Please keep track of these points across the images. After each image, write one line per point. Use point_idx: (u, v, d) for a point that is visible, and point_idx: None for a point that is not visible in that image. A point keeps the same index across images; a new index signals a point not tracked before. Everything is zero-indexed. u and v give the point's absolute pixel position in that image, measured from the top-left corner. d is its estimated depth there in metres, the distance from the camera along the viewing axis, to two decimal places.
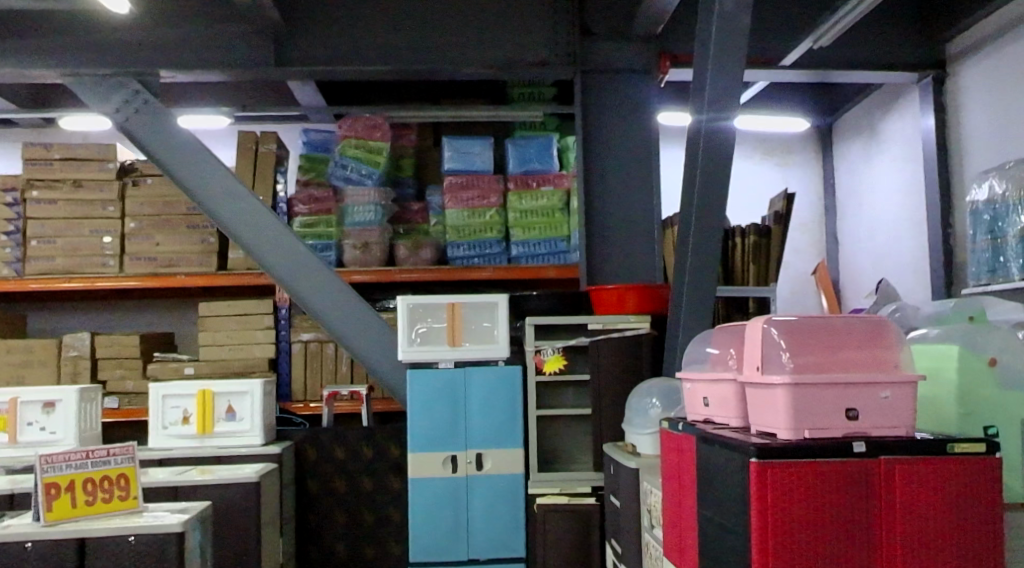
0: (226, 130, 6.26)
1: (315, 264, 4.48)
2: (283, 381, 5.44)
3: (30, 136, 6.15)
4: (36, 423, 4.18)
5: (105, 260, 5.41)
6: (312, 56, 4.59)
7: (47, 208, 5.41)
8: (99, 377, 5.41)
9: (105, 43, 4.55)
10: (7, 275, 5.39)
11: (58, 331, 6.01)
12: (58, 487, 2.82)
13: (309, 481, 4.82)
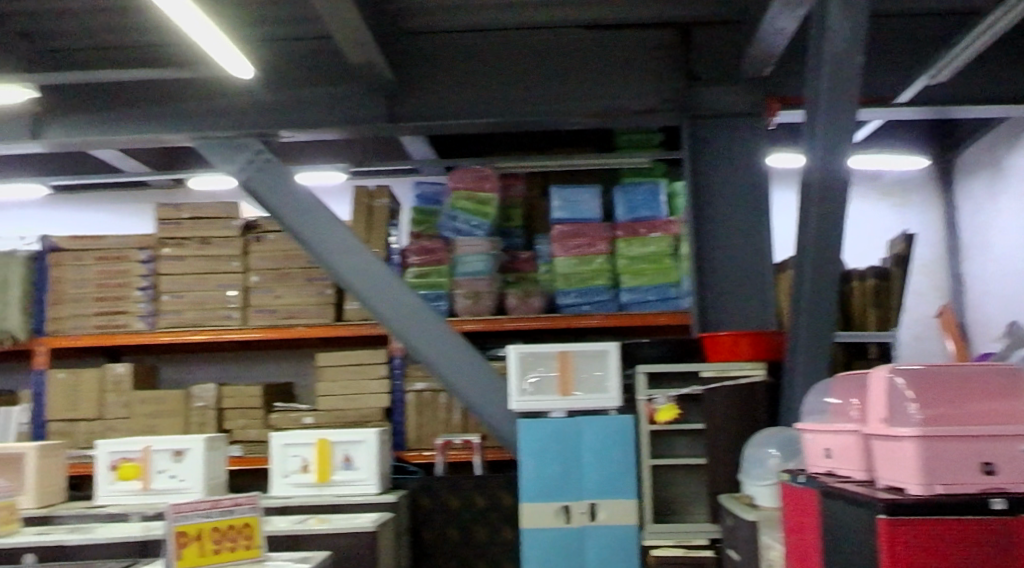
0: (342, 186, 6.46)
1: (426, 314, 4.56)
2: (397, 430, 5.52)
3: (161, 196, 6.46)
4: (166, 471, 4.33)
5: (229, 313, 5.61)
6: (423, 111, 4.69)
7: (176, 264, 5.65)
8: (225, 426, 5.59)
9: (228, 106, 4.73)
10: (139, 329, 5.63)
11: (186, 382, 6.25)
12: (187, 536, 2.83)
13: (424, 530, 4.86)
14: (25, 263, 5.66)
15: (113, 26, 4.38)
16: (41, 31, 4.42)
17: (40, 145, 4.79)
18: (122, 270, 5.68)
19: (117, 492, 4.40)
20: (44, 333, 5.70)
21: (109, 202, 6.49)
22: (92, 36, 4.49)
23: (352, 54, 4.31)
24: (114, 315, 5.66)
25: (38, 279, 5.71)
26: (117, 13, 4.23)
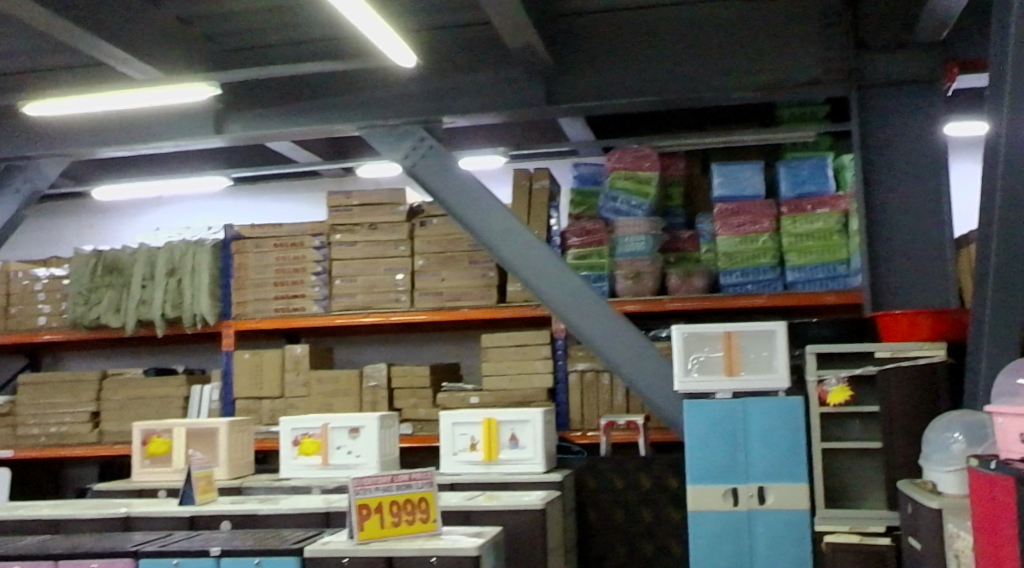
0: (502, 170, 6.55)
1: (587, 295, 4.57)
2: (560, 410, 5.57)
3: (331, 185, 6.73)
4: (344, 447, 4.55)
5: (398, 296, 5.79)
6: (582, 91, 4.70)
7: (347, 250, 5.87)
8: (395, 405, 5.78)
9: (394, 95, 4.87)
10: (316, 312, 5.89)
11: (358, 362, 6.51)
12: (368, 508, 2.93)
13: (590, 509, 4.90)
14: (212, 250, 6.03)
15: (288, 24, 4.58)
16: (221, 32, 4.66)
17: (223, 140, 5.06)
18: (299, 256, 5.93)
19: (300, 466, 4.62)
20: (230, 316, 6.04)
21: (284, 191, 6.81)
22: (266, 34, 4.69)
23: (513, 38, 4.35)
24: (292, 299, 5.93)
25: (225, 265, 6.07)
26: (289, 11, 4.41)
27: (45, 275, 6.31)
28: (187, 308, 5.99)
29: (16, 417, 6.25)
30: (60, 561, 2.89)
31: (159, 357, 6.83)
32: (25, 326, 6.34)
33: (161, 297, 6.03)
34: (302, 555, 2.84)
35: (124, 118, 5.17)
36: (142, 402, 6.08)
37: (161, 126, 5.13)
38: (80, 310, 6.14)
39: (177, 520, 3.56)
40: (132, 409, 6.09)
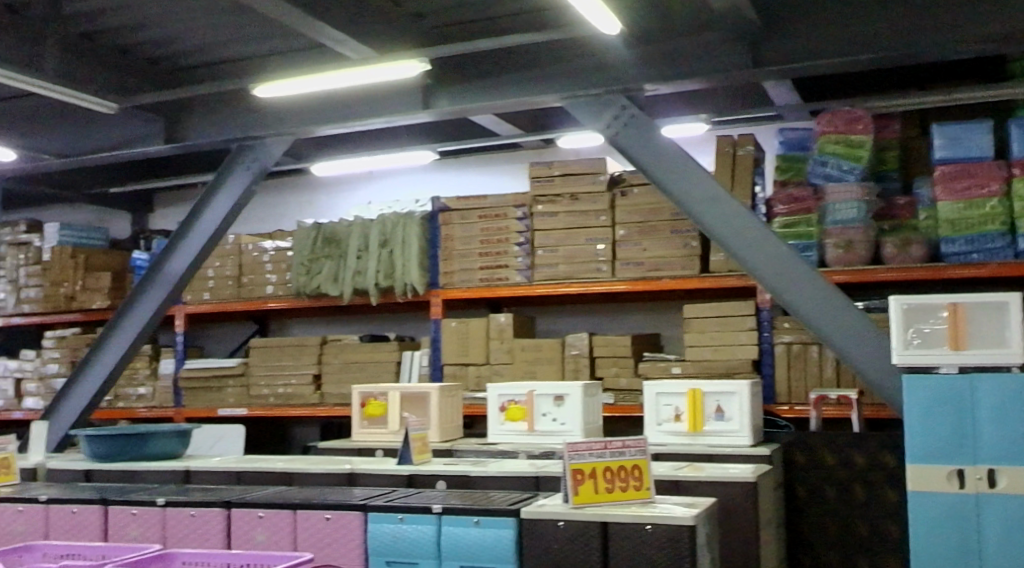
0: (705, 137, 6.44)
1: (794, 263, 4.42)
2: (766, 383, 5.43)
3: (532, 156, 6.81)
4: (549, 415, 4.62)
5: (599, 266, 5.81)
6: (792, 51, 4.43)
7: (550, 220, 5.93)
8: (598, 374, 5.81)
9: (595, 65, 4.82)
10: (519, 282, 5.99)
11: (559, 332, 6.60)
12: (583, 473, 2.95)
13: (798, 485, 4.77)
14: (421, 223, 6.24)
15: None
16: (428, 9, 4.77)
17: (431, 114, 5.20)
18: (502, 227, 6.05)
19: (507, 432, 4.73)
20: (437, 286, 6.23)
21: (487, 164, 6.95)
22: (470, 8, 4.77)
23: None
24: (496, 269, 6.06)
25: (432, 236, 6.27)
26: None
27: (272, 248, 6.72)
28: (398, 277, 6.23)
29: (248, 378, 6.71)
30: (299, 510, 3.08)
31: (373, 325, 7.16)
32: (254, 294, 6.78)
33: (375, 267, 6.29)
34: (519, 517, 2.89)
35: (340, 96, 5.41)
36: (358, 366, 6.39)
37: (374, 103, 5.33)
38: (303, 279, 6.50)
39: (397, 478, 3.72)
40: (349, 374, 6.41)
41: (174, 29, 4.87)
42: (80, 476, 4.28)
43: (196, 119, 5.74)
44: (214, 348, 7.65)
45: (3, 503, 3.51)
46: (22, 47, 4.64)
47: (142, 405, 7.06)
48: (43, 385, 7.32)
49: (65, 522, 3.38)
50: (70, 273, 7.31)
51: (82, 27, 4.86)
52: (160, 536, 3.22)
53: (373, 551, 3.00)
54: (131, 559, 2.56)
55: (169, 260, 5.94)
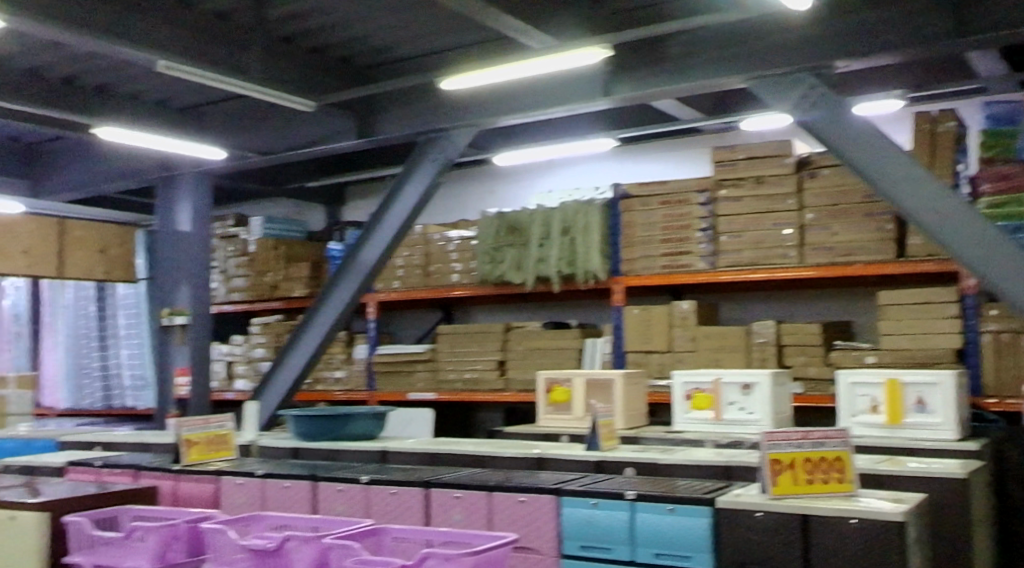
0: (900, 114, 6.14)
1: (1002, 245, 4.16)
2: (972, 373, 5.14)
3: (713, 140, 6.68)
4: (736, 403, 4.55)
5: (786, 252, 5.64)
6: (999, 17, 4.11)
7: (734, 205, 5.81)
8: (786, 363, 5.66)
9: (780, 42, 4.62)
10: (702, 268, 5.91)
11: (744, 319, 6.47)
12: (781, 464, 2.89)
13: (1011, 485, 4.51)
14: (602, 210, 6.23)
15: None
16: None
17: (611, 101, 5.18)
18: (684, 213, 5.97)
19: (693, 419, 4.67)
20: (619, 273, 6.24)
21: (667, 149, 6.88)
22: None
23: None
24: (679, 255, 5.99)
25: (613, 223, 6.26)
26: None
27: (456, 237, 6.89)
28: (580, 265, 6.25)
29: (436, 363, 6.91)
30: (494, 492, 3.14)
31: (555, 312, 7.23)
32: (441, 282, 6.96)
33: (557, 255, 6.34)
34: (715, 506, 2.85)
35: (524, 86, 5.47)
36: (542, 353, 6.46)
37: (557, 92, 5.35)
38: (488, 267, 6.64)
39: (585, 464, 3.75)
40: (533, 360, 6.49)
41: (367, 27, 5.06)
42: (288, 453, 4.55)
43: (385, 113, 5.94)
44: (403, 334, 7.92)
45: (224, 476, 3.77)
46: (231, 52, 4.94)
47: (339, 387, 7.40)
48: (251, 368, 7.80)
49: (278, 496, 3.60)
50: (272, 263, 7.74)
51: (283, 29, 5.12)
52: (364, 510, 3.38)
53: (567, 536, 3.04)
54: (347, 531, 2.73)
55: (363, 250, 6.20)
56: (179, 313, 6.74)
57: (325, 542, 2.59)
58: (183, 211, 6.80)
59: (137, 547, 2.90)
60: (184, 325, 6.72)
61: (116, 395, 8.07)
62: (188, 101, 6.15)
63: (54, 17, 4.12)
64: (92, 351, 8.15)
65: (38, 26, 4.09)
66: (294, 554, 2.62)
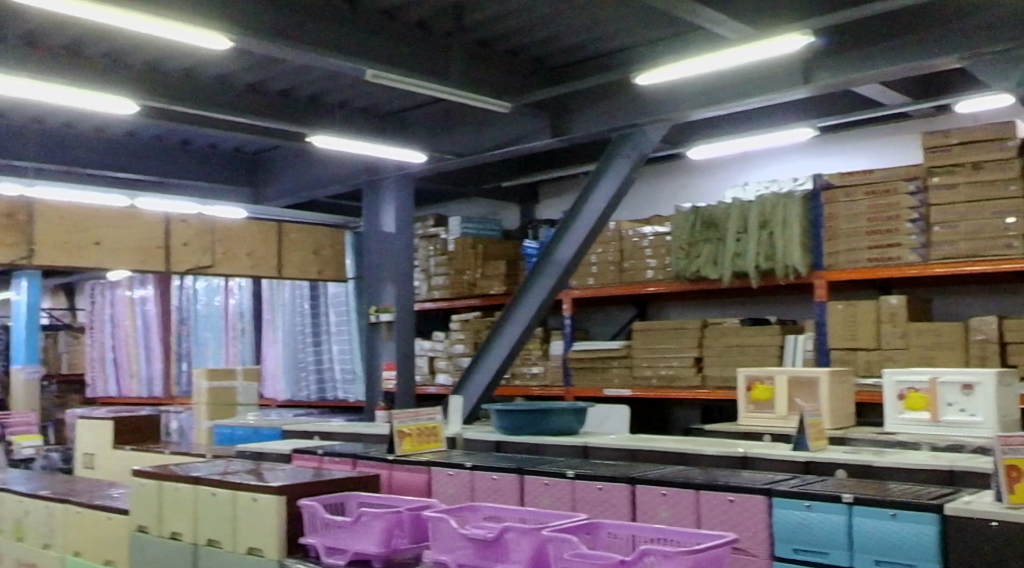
0: None
1: None
2: None
3: (923, 125, 6.36)
4: (955, 404, 4.32)
5: (1008, 242, 5.30)
6: None
7: (948, 193, 5.50)
8: (1010, 361, 5.32)
9: (999, 18, 4.32)
10: (913, 261, 5.66)
11: (960, 315, 6.13)
12: (1017, 471, 2.70)
13: None
14: (802, 202, 6.03)
15: None
16: None
17: (811, 89, 5.00)
18: (892, 203, 5.70)
19: (907, 421, 4.46)
20: (822, 267, 6.04)
21: (873, 137, 6.60)
22: None
23: None
24: (888, 248, 5.74)
25: (815, 216, 6.05)
26: None
27: (650, 233, 6.86)
28: (779, 259, 6.08)
29: (632, 360, 6.89)
30: (701, 490, 3.12)
31: (754, 309, 7.08)
32: (636, 278, 6.95)
33: (755, 249, 6.19)
34: (943, 513, 2.71)
35: (717, 78, 5.34)
36: (741, 350, 6.34)
37: (755, 81, 5.21)
38: (682, 263, 6.57)
39: (793, 464, 3.64)
40: (732, 357, 6.38)
41: (561, 26, 5.10)
42: (492, 446, 4.68)
43: (580, 110, 6.00)
44: (599, 331, 7.96)
45: (434, 466, 3.91)
46: (432, 59, 5.11)
47: (536, 382, 7.52)
48: (451, 364, 8.03)
49: (488, 487, 3.71)
50: (471, 261, 7.97)
51: (479, 35, 5.24)
52: (571, 503, 3.42)
53: (779, 538, 2.98)
54: (563, 525, 2.77)
55: (557, 249, 6.30)
56: (385, 310, 7.08)
57: (543, 534, 2.64)
58: (387, 212, 7.09)
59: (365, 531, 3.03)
60: (390, 322, 7.07)
61: (329, 387, 8.48)
62: (390, 107, 6.39)
63: (271, 34, 4.39)
64: (307, 346, 8.61)
65: (257, 44, 4.37)
66: (512, 546, 2.68)
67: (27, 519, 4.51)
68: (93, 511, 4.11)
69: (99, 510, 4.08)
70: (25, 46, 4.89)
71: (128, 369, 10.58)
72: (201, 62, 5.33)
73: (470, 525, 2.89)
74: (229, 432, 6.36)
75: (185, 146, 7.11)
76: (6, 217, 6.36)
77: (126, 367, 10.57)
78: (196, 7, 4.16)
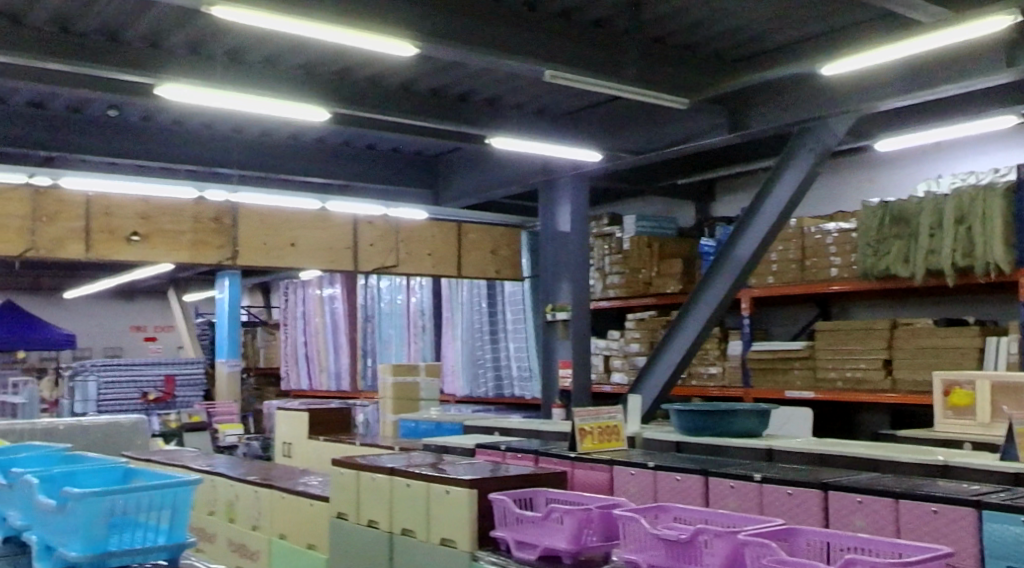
0: None
1: None
2: None
3: None
4: None
5: None
6: None
7: None
8: None
9: None
10: None
11: None
12: None
13: None
14: (1004, 194, 5.71)
15: None
16: None
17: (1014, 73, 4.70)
18: None
19: None
20: None
21: None
22: None
23: None
24: None
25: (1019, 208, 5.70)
26: None
27: (834, 229, 6.65)
28: (979, 256, 5.75)
29: (816, 361, 6.69)
30: (901, 500, 3.02)
31: (949, 308, 6.75)
32: (819, 277, 6.74)
33: (951, 245, 5.88)
34: None
35: (907, 65, 5.09)
36: (934, 352, 6.05)
37: (949, 68, 4.94)
38: (870, 261, 6.32)
39: (1002, 476, 3.41)
40: (924, 359, 6.09)
41: (742, 18, 5.01)
42: (672, 447, 4.65)
43: (759, 104, 5.85)
44: (780, 331, 7.76)
45: (617, 465, 3.92)
46: (611, 57, 5.11)
47: (714, 383, 7.41)
48: (627, 363, 8.01)
49: (671, 489, 3.69)
50: (646, 260, 7.93)
51: (658, 31, 5.20)
52: (758, 507, 3.37)
53: (990, 553, 2.84)
54: (759, 530, 2.73)
55: (738, 247, 6.17)
56: (561, 309, 7.13)
57: (739, 538, 2.61)
58: (563, 212, 7.14)
59: (556, 527, 3.08)
60: (566, 320, 7.11)
61: (507, 384, 8.62)
62: (566, 107, 6.43)
63: (455, 39, 4.51)
64: (485, 344, 8.78)
65: (442, 48, 4.49)
66: (706, 548, 2.66)
67: (237, 502, 4.81)
68: (295, 497, 4.35)
69: (301, 497, 4.30)
70: (231, 61, 5.20)
71: (318, 363, 11.10)
72: (388, 69, 5.52)
73: (661, 526, 2.89)
74: (414, 426, 6.61)
75: (371, 151, 7.38)
76: (213, 221, 6.84)
77: (316, 362, 11.10)
78: (386, 16, 4.31)
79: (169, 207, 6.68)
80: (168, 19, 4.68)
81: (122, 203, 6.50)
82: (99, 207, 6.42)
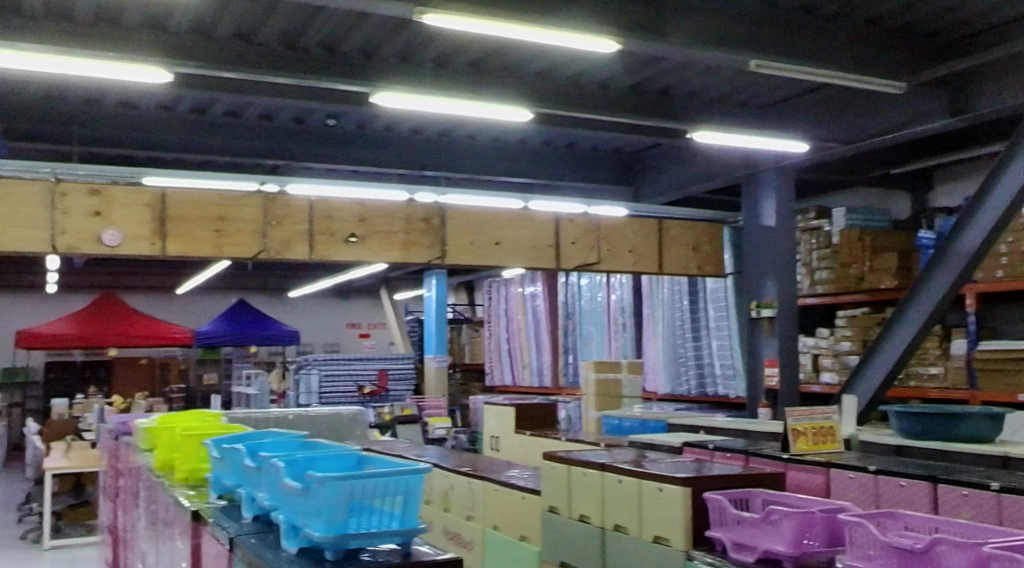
0: None
1: None
2: None
3: None
4: None
5: None
6: None
7: None
8: None
9: None
10: None
11: None
12: None
13: None
14: None
15: None
16: None
17: None
18: None
19: None
20: None
21: None
22: None
23: None
24: None
25: None
26: None
27: None
28: None
29: None
30: None
31: None
32: None
33: None
34: None
35: None
36: None
37: None
38: None
39: None
40: None
41: None
42: (893, 450, 4.45)
43: (985, 86, 5.49)
44: (1009, 328, 7.26)
45: (834, 468, 3.79)
46: (819, 44, 4.94)
47: (934, 384, 7.01)
48: (838, 362, 7.70)
49: (895, 494, 3.54)
50: (858, 255, 7.61)
51: (869, 15, 4.98)
52: (997, 518, 3.20)
53: None
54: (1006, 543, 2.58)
55: (960, 239, 5.81)
56: (766, 306, 6.94)
57: (984, 550, 2.48)
58: (768, 205, 6.94)
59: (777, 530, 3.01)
60: (773, 317, 6.90)
61: (710, 383, 8.45)
62: (771, 97, 6.24)
63: (659, 34, 4.47)
64: (687, 341, 8.66)
65: (645, 43, 4.47)
66: (945, 559, 2.54)
67: (452, 493, 4.97)
68: (507, 490, 4.44)
69: (513, 490, 4.39)
70: (438, 67, 5.36)
71: (521, 360, 11.28)
72: (590, 68, 5.54)
73: (891, 533, 2.77)
74: (617, 423, 6.60)
75: (573, 150, 7.43)
76: (423, 221, 7.08)
77: (519, 359, 11.30)
78: (589, 13, 4.32)
79: (383, 210, 6.97)
80: (379, 31, 4.88)
81: (341, 207, 6.84)
82: (320, 211, 6.78)
